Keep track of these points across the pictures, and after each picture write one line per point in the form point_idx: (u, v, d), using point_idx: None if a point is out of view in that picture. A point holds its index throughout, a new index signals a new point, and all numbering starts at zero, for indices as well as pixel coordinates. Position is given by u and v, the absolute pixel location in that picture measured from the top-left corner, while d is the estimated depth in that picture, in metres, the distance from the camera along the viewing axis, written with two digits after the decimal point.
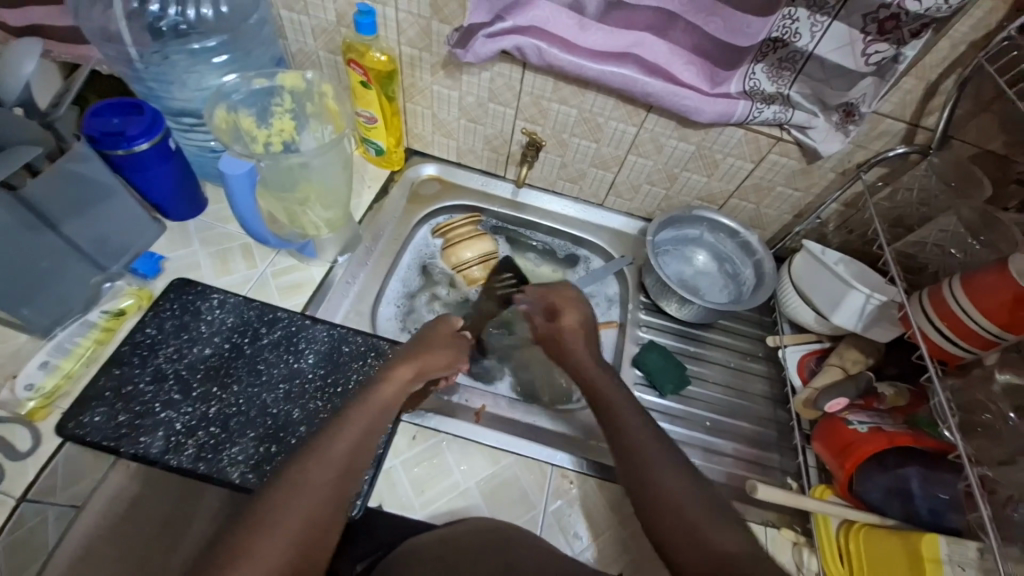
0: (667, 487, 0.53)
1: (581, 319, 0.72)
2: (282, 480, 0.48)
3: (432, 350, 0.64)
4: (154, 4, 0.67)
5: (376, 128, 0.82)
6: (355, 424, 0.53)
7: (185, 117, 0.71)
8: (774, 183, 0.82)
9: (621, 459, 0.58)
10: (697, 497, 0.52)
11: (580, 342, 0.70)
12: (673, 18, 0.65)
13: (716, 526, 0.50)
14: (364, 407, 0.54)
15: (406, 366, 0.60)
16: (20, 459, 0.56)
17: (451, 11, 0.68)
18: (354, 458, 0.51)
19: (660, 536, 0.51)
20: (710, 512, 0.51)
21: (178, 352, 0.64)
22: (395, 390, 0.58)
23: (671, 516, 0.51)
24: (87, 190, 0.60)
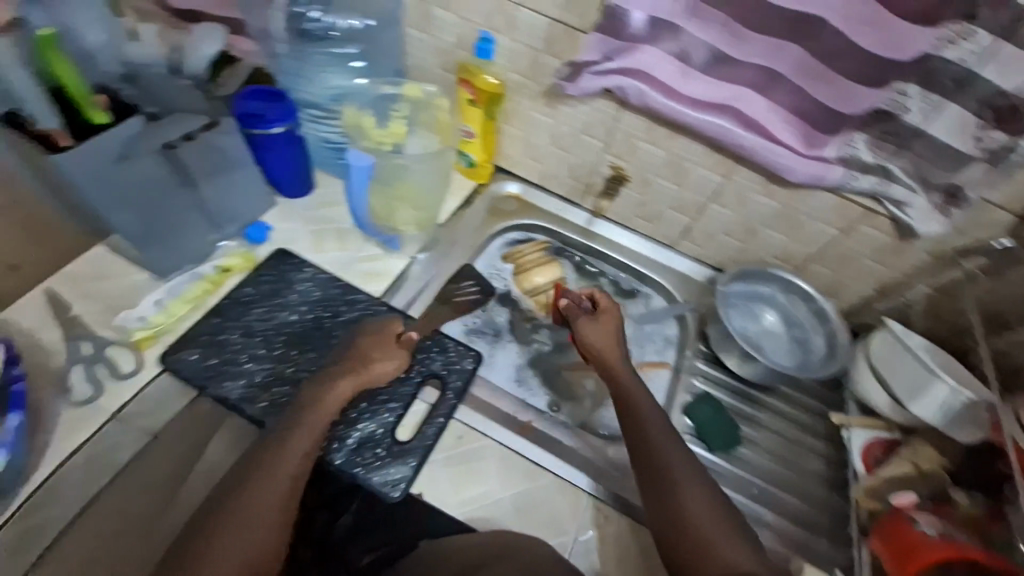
0: (691, 497, 0.56)
1: (617, 326, 0.71)
2: (233, 501, 0.52)
3: (378, 362, 0.62)
4: (313, 12, 0.75)
5: (471, 141, 0.87)
6: (293, 448, 0.56)
7: (314, 109, 0.79)
8: (860, 255, 0.80)
9: (644, 469, 0.60)
10: (715, 511, 0.56)
11: (611, 344, 0.68)
12: (777, 78, 0.66)
13: (729, 541, 0.54)
14: (302, 429, 0.57)
15: (341, 382, 0.59)
16: (120, 379, 0.64)
17: (564, 47, 0.74)
18: (298, 477, 0.55)
19: (669, 535, 0.55)
20: (727, 529, 0.55)
21: (269, 313, 0.71)
22: (333, 408, 0.59)
23: (689, 522, 0.55)
24: (217, 160, 0.68)
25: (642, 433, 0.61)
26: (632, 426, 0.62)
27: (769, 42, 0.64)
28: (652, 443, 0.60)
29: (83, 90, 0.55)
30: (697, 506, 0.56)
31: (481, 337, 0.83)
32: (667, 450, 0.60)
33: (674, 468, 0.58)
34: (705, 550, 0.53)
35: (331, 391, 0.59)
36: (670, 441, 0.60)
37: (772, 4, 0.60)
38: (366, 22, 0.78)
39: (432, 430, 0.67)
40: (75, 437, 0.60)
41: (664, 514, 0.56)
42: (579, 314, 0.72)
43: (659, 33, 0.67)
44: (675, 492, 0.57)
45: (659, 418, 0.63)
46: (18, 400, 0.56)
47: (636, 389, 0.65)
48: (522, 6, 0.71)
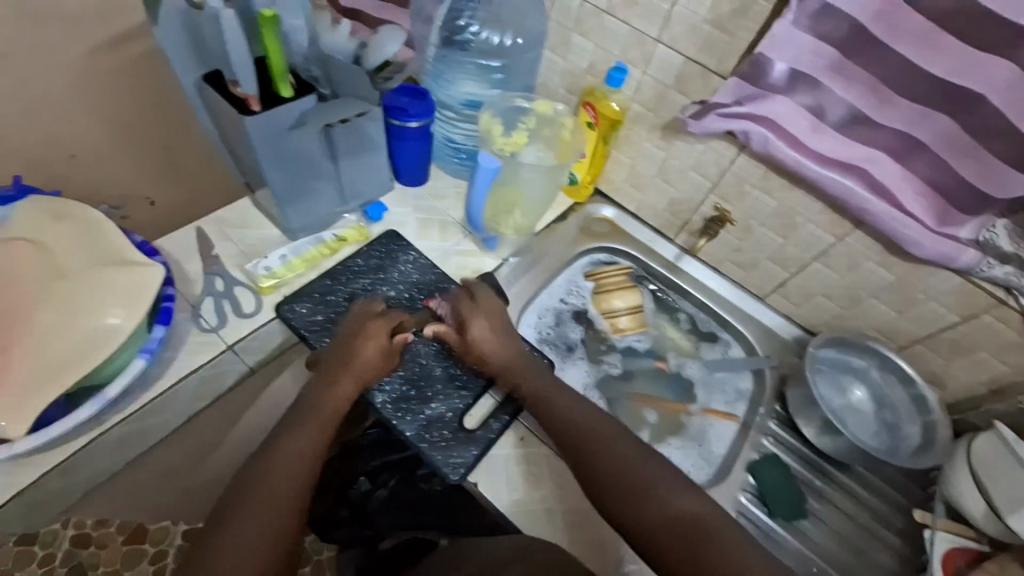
0: (619, 458, 0.61)
1: (497, 324, 0.71)
2: (254, 488, 0.57)
3: (363, 353, 0.65)
4: (473, 27, 0.84)
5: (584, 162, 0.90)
6: (294, 446, 0.60)
7: (450, 110, 0.88)
8: (977, 346, 0.74)
9: (569, 445, 0.64)
10: (643, 461, 0.61)
11: (502, 344, 0.70)
12: (919, 147, 0.64)
13: (670, 490, 0.58)
14: (312, 420, 0.63)
15: (341, 379, 0.65)
16: (243, 317, 0.72)
17: (693, 86, 0.76)
18: (314, 462, 0.60)
19: (611, 501, 0.59)
20: (662, 479, 0.60)
21: (372, 285, 0.77)
22: (331, 410, 0.63)
23: (623, 480, 0.59)
24: (359, 141, 0.76)
25: (554, 407, 0.66)
26: (548, 411, 0.67)
27: (918, 110, 0.62)
28: (563, 419, 0.65)
29: (283, 69, 0.60)
30: (621, 459, 0.61)
31: (554, 347, 0.85)
32: (582, 417, 0.65)
33: (594, 432, 0.64)
34: (654, 506, 0.57)
35: (332, 389, 0.64)
36: (581, 409, 0.66)
37: (931, 73, 0.58)
38: (516, 40, 0.84)
39: (497, 425, 0.69)
40: (195, 360, 0.68)
41: (601, 480, 0.60)
42: (467, 313, 0.71)
43: (797, 85, 0.67)
44: (595, 454, 0.62)
45: (570, 397, 0.68)
46: (167, 315, 0.62)
47: (531, 372, 0.69)
48: (661, 43, 0.74)
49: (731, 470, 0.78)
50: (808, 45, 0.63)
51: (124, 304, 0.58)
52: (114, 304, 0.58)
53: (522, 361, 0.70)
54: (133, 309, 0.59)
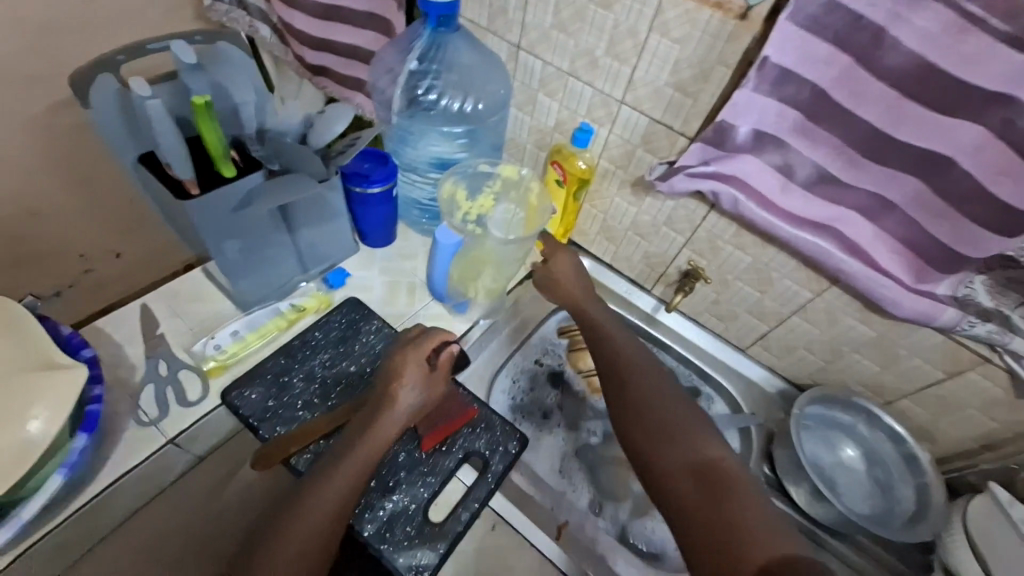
0: (652, 398, 0.62)
1: (575, 263, 0.78)
2: (276, 535, 0.52)
3: (412, 384, 0.62)
4: (433, 94, 0.83)
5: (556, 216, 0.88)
6: (334, 488, 0.55)
7: (414, 171, 0.87)
8: (964, 402, 0.71)
9: (608, 372, 0.66)
10: (678, 407, 0.61)
11: (569, 275, 0.76)
12: (890, 207, 0.62)
13: (704, 437, 0.57)
14: (352, 457, 0.57)
15: (387, 416, 0.60)
16: (186, 406, 0.66)
17: (660, 145, 0.74)
18: (342, 514, 0.55)
19: (641, 427, 0.59)
20: (696, 425, 0.59)
21: (331, 361, 0.72)
22: (371, 454, 0.58)
23: (654, 413, 0.60)
24: (321, 210, 0.73)
25: (607, 341, 0.69)
26: (598, 342, 0.69)
27: (886, 172, 0.60)
28: (623, 357, 0.67)
29: (222, 150, 0.58)
30: (666, 402, 0.61)
31: (528, 417, 0.81)
32: (623, 354, 0.67)
33: (636, 364, 0.66)
34: (685, 442, 0.56)
35: (371, 429, 0.59)
36: (631, 347, 0.68)
37: (895, 138, 0.57)
38: (477, 105, 0.84)
39: (466, 515, 0.63)
40: (131, 459, 0.61)
41: (631, 407, 0.61)
42: (543, 266, 0.78)
43: (764, 145, 0.66)
44: (640, 397, 0.62)
45: (618, 328, 0.71)
46: (93, 422, 0.56)
47: (594, 305, 0.74)
48: (626, 104, 0.73)
49: None
50: (772, 108, 0.62)
51: (47, 411, 0.52)
52: (37, 409, 0.52)
53: (587, 298, 0.75)
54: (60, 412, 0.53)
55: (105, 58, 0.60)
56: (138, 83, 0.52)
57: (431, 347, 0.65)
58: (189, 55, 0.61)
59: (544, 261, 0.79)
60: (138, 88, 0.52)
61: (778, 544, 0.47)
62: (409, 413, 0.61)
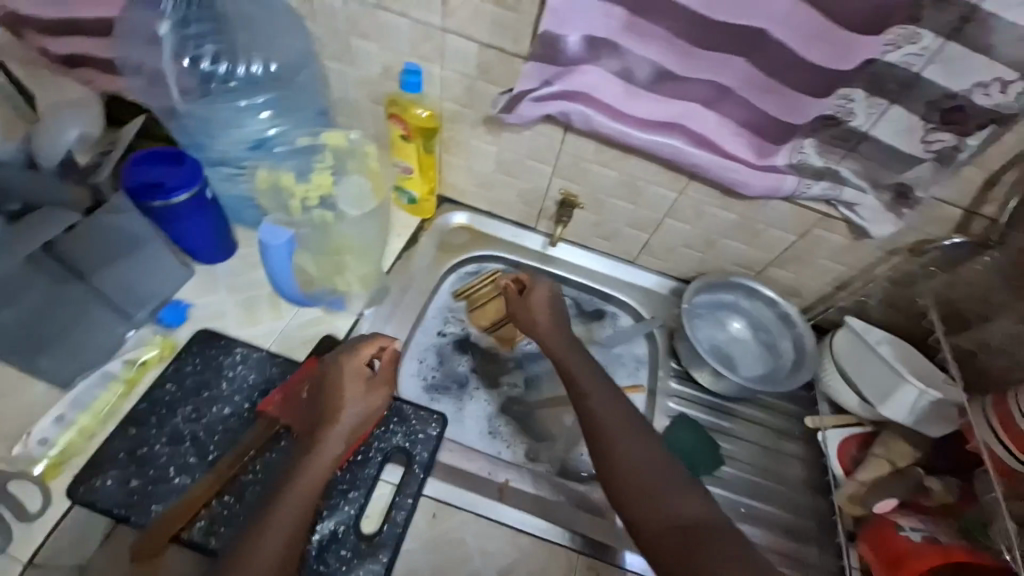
0: (629, 451, 0.56)
1: (549, 297, 0.72)
2: None
3: (349, 399, 0.56)
4: (208, 62, 0.65)
5: (414, 176, 0.80)
6: (278, 521, 0.48)
7: (224, 166, 0.69)
8: (817, 257, 0.80)
9: (584, 428, 0.59)
10: (658, 458, 0.56)
11: (544, 316, 0.70)
12: (724, 91, 0.63)
13: (682, 494, 0.53)
14: (293, 488, 0.50)
15: (329, 437, 0.54)
16: (29, 520, 0.54)
17: (499, 73, 0.68)
18: (289, 557, 0.47)
19: (618, 484, 0.54)
20: (676, 477, 0.54)
21: (196, 412, 0.61)
22: (320, 472, 0.52)
23: (633, 473, 0.54)
24: (115, 240, 0.60)
25: (582, 391, 0.61)
26: (573, 386, 0.62)
27: (716, 56, 0.60)
28: (587, 387, 0.62)
29: None
30: (644, 456, 0.55)
31: (444, 393, 0.77)
32: (605, 405, 0.60)
33: (614, 423, 0.58)
34: (662, 501, 0.52)
35: (317, 447, 0.53)
36: (606, 394, 0.61)
37: (718, 22, 0.56)
38: (272, 65, 0.68)
39: (401, 515, 0.60)
40: None
41: (610, 462, 0.56)
42: (515, 298, 0.73)
43: (598, 51, 0.62)
44: (619, 446, 0.56)
45: (587, 371, 0.64)
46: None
47: (572, 352, 0.66)
48: (449, 32, 0.65)
49: None
50: (596, 8, 0.58)
51: None
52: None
53: (552, 330, 0.69)
54: None
55: None
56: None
57: (362, 355, 0.59)
58: None
59: (520, 294, 0.73)
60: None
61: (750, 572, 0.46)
62: (358, 423, 0.56)
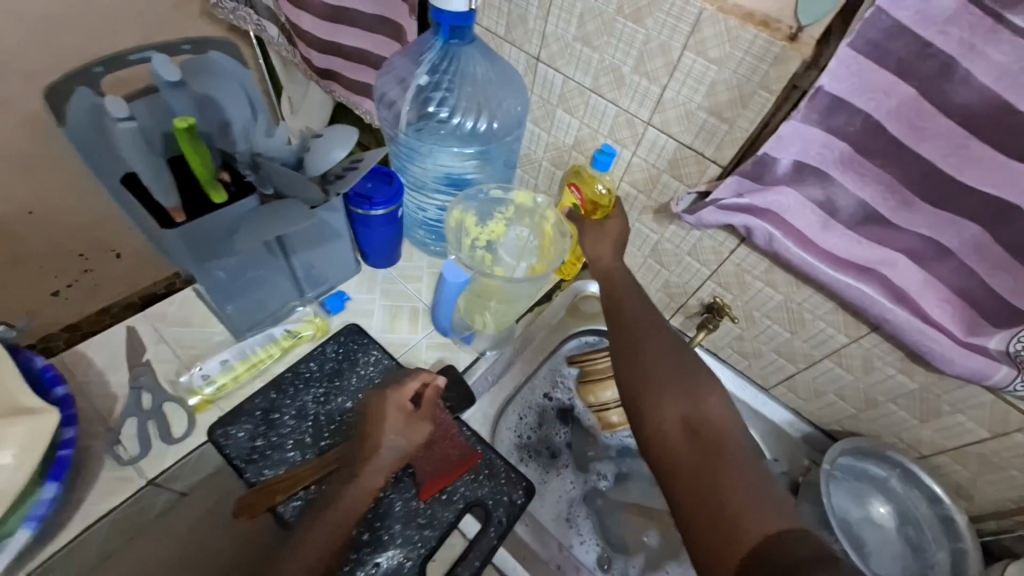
0: (657, 356, 0.58)
1: (622, 229, 0.71)
2: None
3: (388, 429, 0.55)
4: (444, 111, 0.77)
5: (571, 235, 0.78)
6: (308, 546, 0.49)
7: (420, 190, 0.82)
8: (1012, 465, 0.65)
9: (614, 329, 0.63)
10: (682, 366, 0.57)
11: (609, 246, 0.70)
12: (943, 252, 0.56)
13: (709, 398, 0.54)
14: (330, 515, 0.51)
15: (371, 470, 0.53)
16: (167, 442, 0.61)
17: (688, 172, 0.68)
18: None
19: (640, 382, 0.57)
20: (703, 388, 0.55)
21: (325, 396, 0.66)
22: (360, 502, 0.52)
23: (659, 371, 0.57)
24: (320, 232, 0.68)
25: (622, 300, 0.66)
26: (612, 300, 0.66)
27: (945, 215, 0.54)
28: (634, 318, 0.63)
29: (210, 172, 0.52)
30: (672, 364, 0.57)
31: (535, 457, 0.76)
32: (641, 317, 0.63)
33: (644, 328, 0.61)
34: (689, 401, 0.54)
35: (348, 486, 0.52)
36: (643, 307, 0.64)
37: (959, 181, 0.51)
38: (492, 124, 0.77)
39: (466, 574, 0.58)
40: (106, 503, 0.57)
41: (636, 363, 0.58)
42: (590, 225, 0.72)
43: (804, 177, 0.60)
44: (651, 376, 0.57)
45: (633, 291, 0.67)
46: (61, 469, 0.50)
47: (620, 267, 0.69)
48: (652, 126, 0.67)
49: None
50: (817, 139, 0.56)
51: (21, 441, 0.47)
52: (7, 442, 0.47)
53: (618, 266, 0.69)
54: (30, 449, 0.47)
55: (81, 67, 0.51)
56: (114, 101, 0.46)
57: (413, 386, 0.58)
58: (168, 71, 0.53)
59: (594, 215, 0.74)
60: (113, 108, 0.47)
61: (772, 518, 0.44)
62: (396, 460, 0.54)
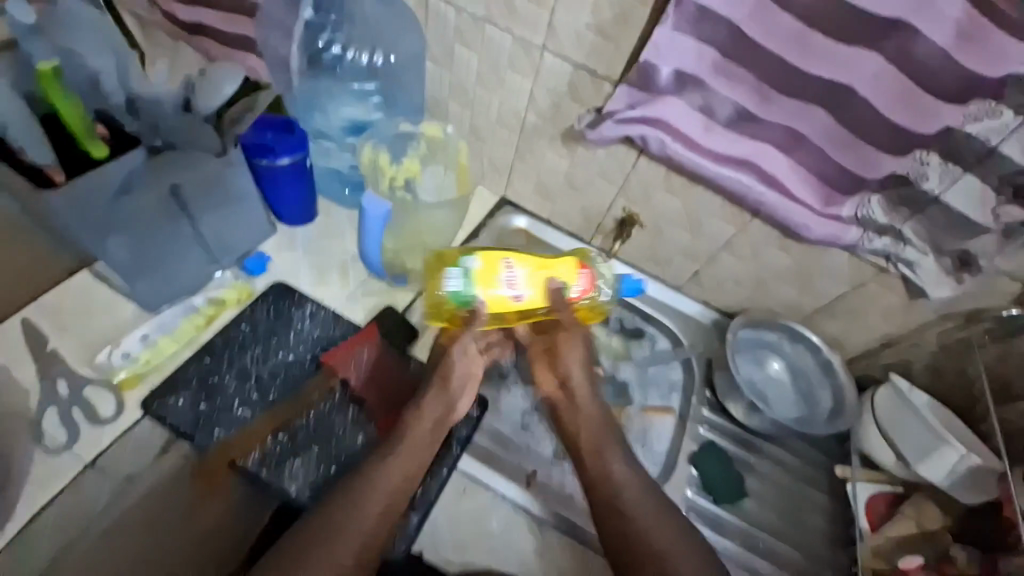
0: (618, 471, 0.60)
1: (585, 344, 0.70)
2: (343, 499, 0.53)
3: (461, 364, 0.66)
4: (337, 50, 0.77)
5: (509, 305, 0.65)
6: (399, 461, 0.56)
7: (328, 141, 0.81)
8: (869, 311, 0.80)
9: (572, 446, 0.64)
10: (645, 489, 0.58)
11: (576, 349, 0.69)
12: (799, 139, 0.66)
13: (667, 523, 0.56)
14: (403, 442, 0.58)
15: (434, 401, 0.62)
16: (100, 425, 0.59)
17: (586, 94, 0.73)
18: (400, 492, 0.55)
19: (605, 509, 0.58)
20: (662, 509, 0.57)
21: (263, 354, 0.66)
22: (429, 426, 0.60)
23: (619, 494, 0.58)
24: (222, 189, 0.65)
25: (577, 410, 0.66)
26: (568, 397, 0.67)
27: (798, 104, 0.63)
28: (587, 435, 0.64)
29: (87, 127, 0.51)
30: (634, 487, 0.58)
31: (484, 380, 0.78)
32: (591, 423, 0.64)
33: (598, 441, 0.63)
34: (646, 530, 0.55)
35: (368, 498, 0.53)
36: (594, 413, 0.65)
37: (803, 70, 0.60)
38: (388, 58, 0.78)
39: (437, 480, 0.66)
40: (47, 493, 0.55)
41: (602, 482, 0.59)
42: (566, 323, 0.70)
43: (683, 86, 0.66)
44: (618, 498, 0.58)
45: (583, 373, 0.68)
46: None
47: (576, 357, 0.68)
48: (548, 51, 0.70)
49: (675, 467, 0.79)
50: (691, 48, 0.62)
51: None
52: None
53: (577, 355, 0.69)
54: None
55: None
56: None
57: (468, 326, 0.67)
58: (23, 14, 0.51)
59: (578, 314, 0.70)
60: None
61: None
62: (407, 479, 0.56)
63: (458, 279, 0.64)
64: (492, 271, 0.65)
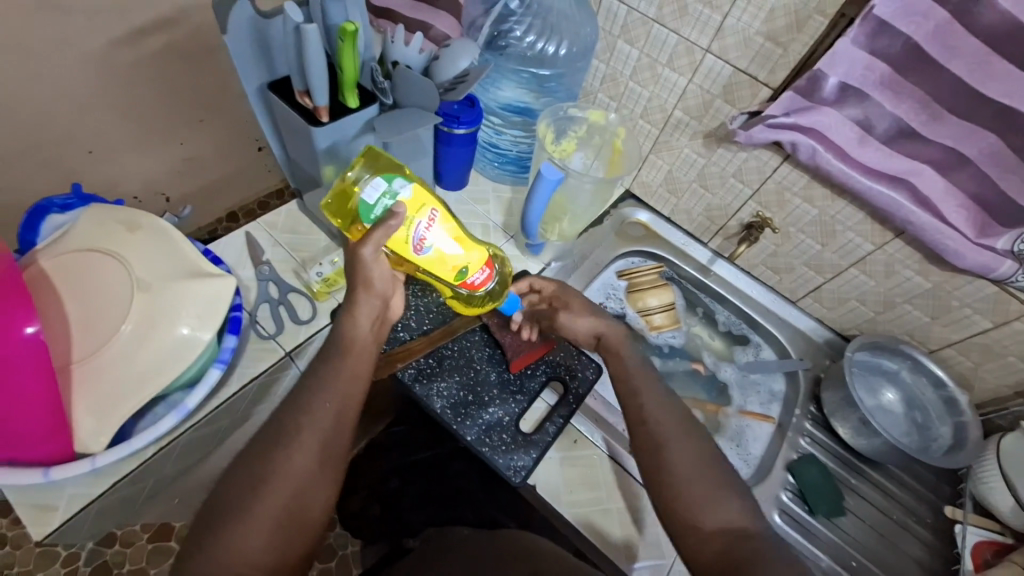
0: (647, 417, 0.63)
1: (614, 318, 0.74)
2: (285, 423, 0.55)
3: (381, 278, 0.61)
4: (529, 36, 0.86)
5: (408, 252, 0.60)
6: (335, 389, 0.58)
7: (495, 116, 0.92)
8: (1008, 352, 0.77)
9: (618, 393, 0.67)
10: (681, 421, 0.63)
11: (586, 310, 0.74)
12: (963, 161, 0.65)
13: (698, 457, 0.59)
14: (343, 367, 0.59)
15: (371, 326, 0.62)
16: (298, 323, 0.72)
17: (740, 95, 0.77)
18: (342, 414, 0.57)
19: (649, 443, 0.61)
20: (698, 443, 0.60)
21: (421, 291, 0.78)
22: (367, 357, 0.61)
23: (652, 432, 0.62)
24: (413, 147, 0.75)
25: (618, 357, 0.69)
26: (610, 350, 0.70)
27: (968, 127, 0.63)
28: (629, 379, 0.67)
29: (355, 81, 0.62)
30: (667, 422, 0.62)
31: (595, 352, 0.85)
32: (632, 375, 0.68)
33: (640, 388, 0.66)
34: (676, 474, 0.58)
35: (313, 416, 0.56)
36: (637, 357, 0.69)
37: (982, 93, 0.60)
38: (569, 48, 0.86)
39: (553, 427, 0.71)
40: (256, 367, 0.68)
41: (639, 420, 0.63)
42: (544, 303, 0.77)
43: (845, 98, 0.68)
44: (667, 457, 0.59)
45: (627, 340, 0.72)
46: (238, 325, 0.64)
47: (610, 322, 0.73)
48: (710, 53, 0.75)
49: (770, 469, 0.81)
50: (862, 60, 0.65)
51: (194, 318, 0.58)
52: (195, 299, 0.59)
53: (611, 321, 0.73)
54: (206, 322, 0.59)
55: None
56: (292, 8, 0.58)
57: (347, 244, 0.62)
58: None
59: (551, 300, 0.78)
60: (291, 14, 0.58)
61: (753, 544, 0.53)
62: (345, 409, 0.57)
63: (381, 192, 0.58)
64: (414, 210, 0.59)
